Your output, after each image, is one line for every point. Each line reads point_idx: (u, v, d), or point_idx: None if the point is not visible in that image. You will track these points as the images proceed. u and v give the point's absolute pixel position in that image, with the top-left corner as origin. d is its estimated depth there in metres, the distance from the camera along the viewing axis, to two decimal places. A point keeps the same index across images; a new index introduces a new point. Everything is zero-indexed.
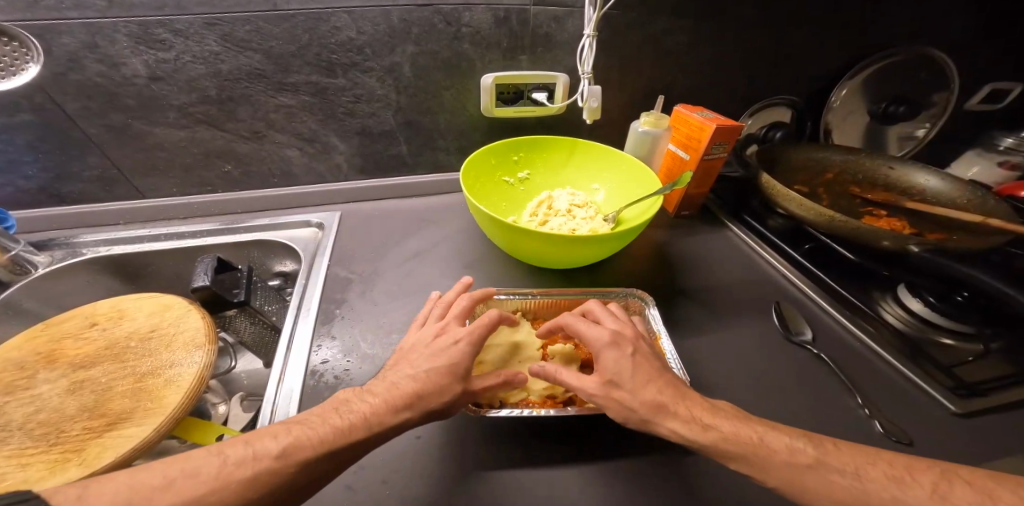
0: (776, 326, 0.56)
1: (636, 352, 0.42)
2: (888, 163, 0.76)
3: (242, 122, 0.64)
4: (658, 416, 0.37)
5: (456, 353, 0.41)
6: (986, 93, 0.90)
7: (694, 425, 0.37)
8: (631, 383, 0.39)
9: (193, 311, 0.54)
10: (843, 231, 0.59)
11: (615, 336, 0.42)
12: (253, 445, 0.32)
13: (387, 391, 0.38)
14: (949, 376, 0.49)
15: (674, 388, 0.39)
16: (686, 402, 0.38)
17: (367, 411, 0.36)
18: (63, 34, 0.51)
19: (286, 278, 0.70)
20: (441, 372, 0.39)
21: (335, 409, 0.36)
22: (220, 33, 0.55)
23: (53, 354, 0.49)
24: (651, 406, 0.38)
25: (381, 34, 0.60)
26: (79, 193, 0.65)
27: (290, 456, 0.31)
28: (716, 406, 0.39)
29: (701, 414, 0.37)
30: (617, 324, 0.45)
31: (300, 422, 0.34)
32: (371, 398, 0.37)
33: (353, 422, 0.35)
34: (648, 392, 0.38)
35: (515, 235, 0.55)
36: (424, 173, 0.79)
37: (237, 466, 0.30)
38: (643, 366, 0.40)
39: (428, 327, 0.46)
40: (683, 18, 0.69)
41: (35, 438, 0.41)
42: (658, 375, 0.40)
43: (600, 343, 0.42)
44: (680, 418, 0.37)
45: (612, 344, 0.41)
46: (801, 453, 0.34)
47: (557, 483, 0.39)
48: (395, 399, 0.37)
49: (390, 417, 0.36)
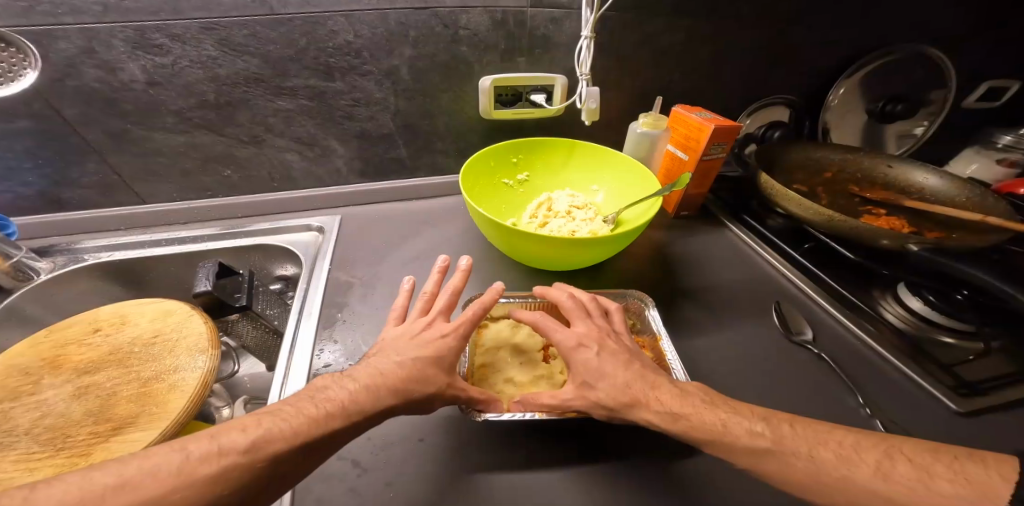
0: (777, 326, 0.56)
1: (603, 350, 0.42)
2: (888, 161, 0.76)
3: (241, 127, 0.64)
4: (630, 410, 0.38)
5: (448, 344, 0.42)
6: (985, 90, 0.90)
7: (666, 414, 0.37)
8: (601, 381, 0.39)
9: (196, 316, 0.54)
10: (844, 230, 0.60)
11: (579, 338, 0.42)
12: (218, 440, 0.30)
13: (369, 377, 0.37)
14: (949, 374, 0.50)
15: (642, 377, 0.40)
16: (655, 391, 0.39)
17: (346, 398, 0.35)
18: (59, 39, 0.51)
19: (287, 282, 0.70)
20: (424, 362, 0.39)
21: (310, 397, 0.35)
22: (217, 37, 0.55)
23: (57, 360, 0.50)
24: (624, 401, 0.38)
25: (378, 37, 0.60)
26: (79, 199, 0.66)
27: (258, 450, 0.30)
28: (685, 390, 0.39)
29: (671, 402, 0.38)
30: (584, 323, 0.45)
31: (270, 414, 0.33)
32: (350, 384, 0.37)
33: (327, 411, 0.34)
34: (618, 388, 0.39)
35: (515, 238, 0.55)
36: (424, 175, 0.79)
37: (201, 462, 0.28)
38: (609, 362, 0.41)
39: (409, 323, 0.45)
40: (681, 18, 0.69)
41: (42, 443, 0.42)
42: (626, 367, 0.40)
43: (564, 344, 0.42)
44: (652, 409, 0.38)
45: (575, 347, 0.42)
46: (761, 437, 0.34)
47: (558, 484, 0.40)
48: (377, 385, 0.37)
49: (371, 404, 0.36)
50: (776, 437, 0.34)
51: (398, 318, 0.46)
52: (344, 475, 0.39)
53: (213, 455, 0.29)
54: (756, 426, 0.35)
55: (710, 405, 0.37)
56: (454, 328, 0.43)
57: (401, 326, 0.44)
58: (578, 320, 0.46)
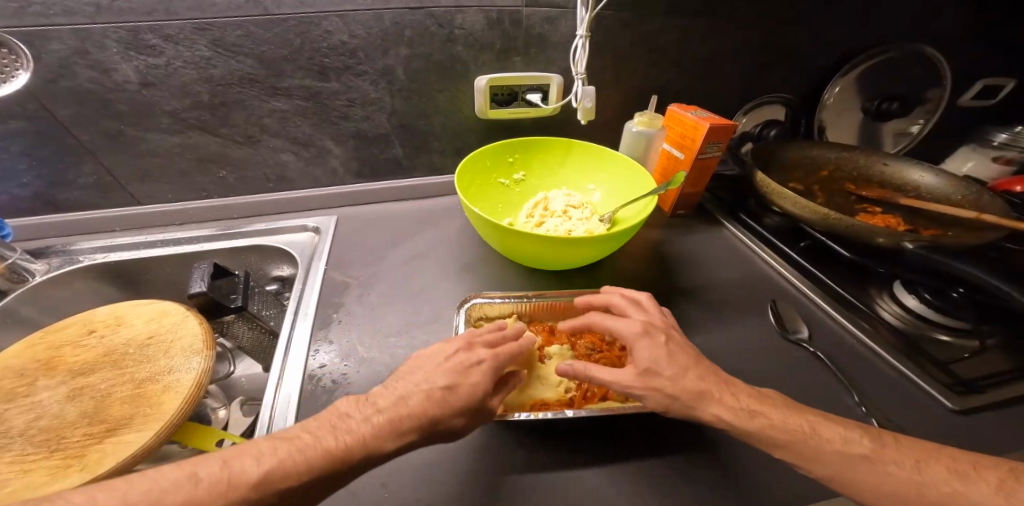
0: (774, 324, 0.56)
1: (669, 339, 0.42)
2: (883, 159, 0.76)
3: (236, 127, 0.64)
4: (700, 402, 0.37)
5: (482, 375, 0.39)
6: (980, 88, 0.90)
7: (742, 411, 0.37)
8: (669, 370, 0.39)
9: (191, 316, 0.54)
10: (838, 228, 0.60)
11: (646, 326, 0.42)
12: (230, 467, 0.30)
13: (394, 407, 0.36)
14: (945, 372, 0.50)
15: (714, 375, 0.39)
16: (731, 388, 0.38)
17: (368, 433, 0.34)
18: (53, 40, 0.51)
19: (284, 282, 0.70)
20: (458, 395, 0.37)
21: (330, 426, 0.34)
22: (212, 38, 0.55)
23: (52, 362, 0.50)
24: (695, 392, 0.38)
25: (373, 37, 0.60)
26: (74, 200, 0.66)
27: (269, 484, 0.29)
28: (761, 393, 0.39)
29: (749, 401, 0.37)
30: (647, 315, 0.45)
31: (288, 441, 0.32)
32: (374, 415, 0.35)
33: (345, 444, 0.33)
34: (688, 380, 0.38)
35: (511, 237, 0.55)
36: (420, 175, 0.79)
37: (208, 491, 0.28)
38: (678, 353, 0.40)
39: (449, 340, 0.43)
40: (676, 17, 0.69)
41: (36, 445, 0.42)
42: (695, 362, 0.40)
43: (630, 333, 0.42)
44: (726, 404, 0.37)
45: (643, 335, 0.41)
46: (856, 444, 0.34)
47: (554, 484, 0.39)
48: (400, 418, 0.35)
49: (393, 440, 0.34)
50: (875, 446, 0.34)
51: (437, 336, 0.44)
52: None
53: (244, 482, 0.29)
54: (850, 433, 0.35)
55: (792, 409, 0.37)
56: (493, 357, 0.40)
57: (443, 345, 0.42)
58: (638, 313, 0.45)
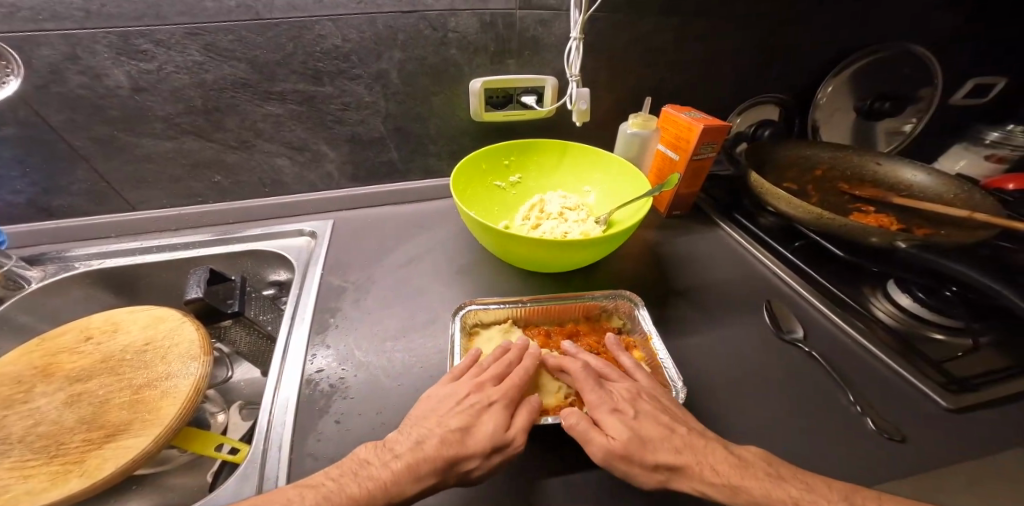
0: (769, 325, 0.57)
1: (639, 412, 0.40)
2: (876, 159, 0.76)
3: (230, 132, 0.64)
4: (676, 475, 0.36)
5: (494, 416, 0.39)
6: (972, 87, 0.91)
7: (722, 486, 0.35)
8: (647, 445, 0.37)
9: (188, 322, 0.54)
10: (831, 228, 0.61)
11: (614, 402, 0.41)
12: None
13: (411, 452, 0.36)
14: (938, 371, 0.50)
15: (689, 442, 0.38)
16: (709, 459, 0.36)
17: (388, 477, 0.34)
18: (42, 46, 0.51)
19: (281, 287, 0.70)
20: (471, 438, 0.37)
21: (353, 473, 0.35)
22: (203, 42, 0.55)
23: (50, 368, 0.50)
24: (674, 466, 0.36)
25: (366, 41, 0.60)
26: (69, 206, 0.65)
27: None
28: (742, 459, 0.37)
29: (729, 474, 0.35)
30: (620, 385, 0.44)
31: (314, 488, 0.33)
32: (393, 461, 0.36)
33: (368, 491, 0.33)
34: (664, 453, 0.37)
35: (506, 241, 0.55)
36: (416, 178, 0.79)
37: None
38: (649, 425, 0.39)
39: (460, 383, 0.43)
40: (670, 17, 0.69)
41: (36, 451, 0.42)
42: (671, 431, 0.39)
43: (600, 407, 0.41)
44: (705, 479, 0.35)
45: (610, 411, 0.40)
46: None
47: (556, 487, 0.39)
48: (418, 462, 0.35)
49: (413, 485, 0.35)
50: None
51: (451, 376, 0.44)
52: None
53: None
54: None
55: (775, 480, 0.35)
56: (500, 398, 0.41)
57: (454, 387, 0.43)
58: (611, 380, 0.45)
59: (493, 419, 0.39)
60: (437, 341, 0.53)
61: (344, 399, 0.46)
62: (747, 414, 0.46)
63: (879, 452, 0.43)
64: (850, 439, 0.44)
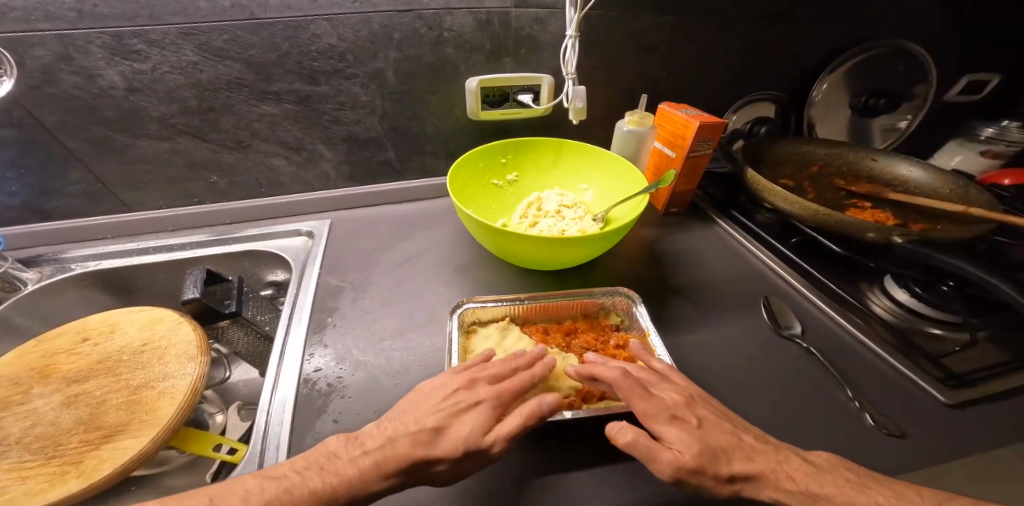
0: (766, 321, 0.57)
1: (701, 420, 0.38)
2: (873, 155, 0.77)
3: (226, 132, 0.64)
4: (755, 486, 0.35)
5: (476, 416, 0.38)
6: (966, 83, 0.91)
7: (801, 494, 0.34)
8: (720, 456, 0.36)
9: (185, 322, 0.54)
10: (829, 224, 0.61)
11: (671, 410, 0.38)
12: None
13: (380, 448, 0.36)
14: (936, 366, 0.50)
15: (761, 449, 0.37)
16: (786, 466, 0.36)
17: (354, 473, 0.34)
18: (35, 46, 0.51)
19: (278, 287, 0.70)
20: (440, 440, 0.36)
21: (319, 467, 0.35)
22: (197, 42, 0.55)
23: (46, 370, 0.50)
24: (751, 474, 0.35)
25: (362, 40, 0.60)
26: (64, 208, 0.65)
27: None
28: (819, 466, 0.36)
29: (807, 481, 0.35)
30: (667, 391, 0.41)
31: (276, 480, 0.33)
32: (360, 455, 0.35)
33: (332, 486, 0.33)
34: (739, 463, 0.36)
35: (503, 239, 0.55)
36: (412, 177, 0.78)
37: None
38: (714, 433, 0.37)
39: (455, 376, 0.43)
40: (665, 15, 0.69)
41: (33, 452, 0.42)
42: (734, 436, 0.38)
43: (657, 417, 0.38)
44: (781, 487, 0.35)
45: (671, 419, 0.38)
46: None
47: (557, 484, 0.39)
48: (387, 460, 0.35)
49: (377, 480, 0.34)
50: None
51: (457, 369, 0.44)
52: None
53: None
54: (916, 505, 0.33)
55: (857, 485, 0.34)
56: (487, 397, 0.40)
57: (448, 379, 0.43)
58: (656, 384, 0.42)
59: (478, 416, 0.38)
60: (434, 339, 0.53)
61: (341, 398, 0.46)
62: (745, 409, 0.46)
63: (876, 445, 0.43)
64: (847, 434, 0.44)
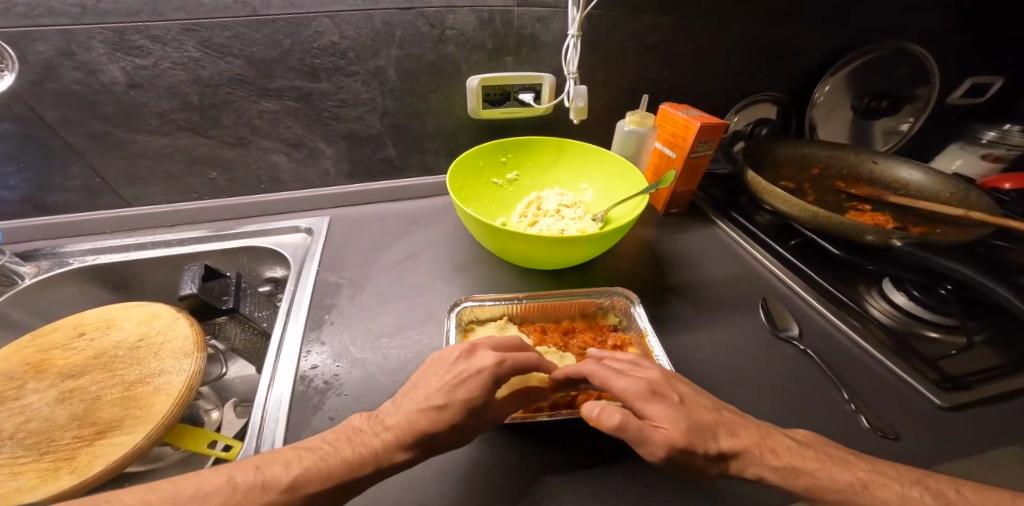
0: (764, 322, 0.57)
1: (683, 398, 0.37)
2: (873, 158, 0.76)
3: (226, 128, 0.64)
4: (742, 463, 0.34)
5: (478, 385, 0.37)
6: (968, 86, 0.91)
7: (784, 470, 0.34)
8: (711, 432, 0.35)
9: (182, 318, 0.54)
10: (828, 226, 0.60)
11: (651, 386, 0.37)
12: (264, 472, 0.32)
13: (399, 423, 0.36)
14: (933, 369, 0.50)
15: (749, 427, 0.36)
16: (768, 442, 0.35)
17: (377, 445, 0.34)
18: (37, 41, 0.51)
19: (276, 284, 0.70)
20: (451, 411, 0.36)
21: (347, 440, 0.35)
22: (199, 39, 0.55)
23: (41, 365, 0.49)
24: (737, 449, 0.35)
25: (364, 38, 0.60)
26: (63, 202, 0.65)
27: (298, 488, 0.31)
28: (800, 441, 0.36)
29: (791, 457, 0.34)
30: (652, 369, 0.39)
31: (310, 450, 0.34)
32: (382, 430, 0.35)
33: (360, 457, 0.33)
34: (727, 440, 0.35)
35: (502, 237, 0.55)
36: (412, 176, 0.78)
37: (247, 495, 0.30)
38: (698, 411, 0.36)
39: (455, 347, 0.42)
40: (667, 16, 0.69)
41: (26, 448, 0.41)
42: (718, 414, 0.37)
43: (639, 395, 0.36)
44: (767, 465, 0.34)
45: (652, 396, 0.36)
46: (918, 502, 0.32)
47: (550, 483, 0.39)
48: (405, 435, 0.35)
49: (396, 453, 0.34)
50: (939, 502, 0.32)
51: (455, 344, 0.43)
52: None
53: (276, 486, 0.30)
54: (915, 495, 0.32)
55: (841, 462, 0.34)
56: (489, 362, 0.38)
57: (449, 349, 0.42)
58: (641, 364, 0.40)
59: (477, 389, 0.37)
60: (433, 338, 0.53)
61: (337, 396, 0.45)
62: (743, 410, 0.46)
63: (874, 448, 0.43)
64: (844, 436, 0.44)
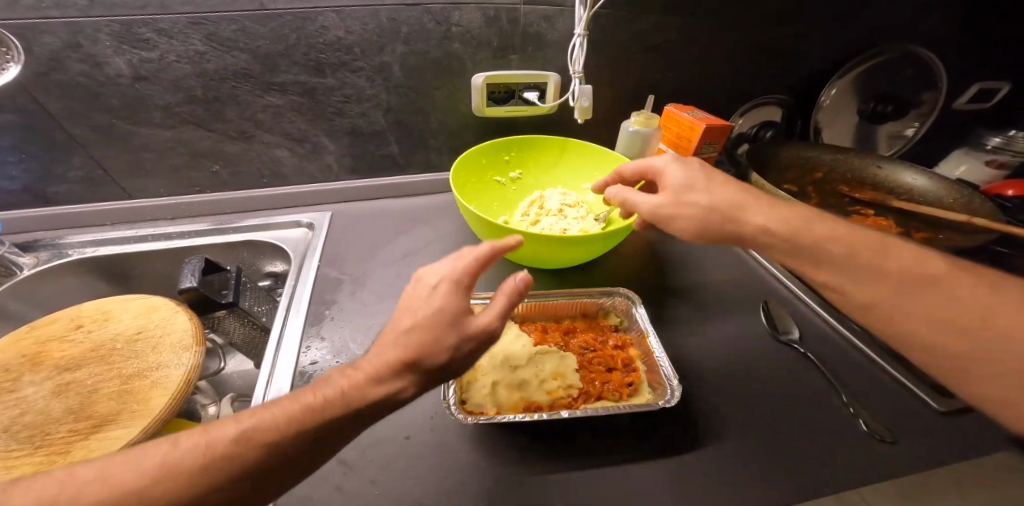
0: (765, 326, 0.56)
1: (726, 180, 0.44)
2: (877, 162, 0.76)
3: (230, 122, 0.64)
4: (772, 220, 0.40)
5: (442, 298, 0.33)
6: (975, 91, 0.91)
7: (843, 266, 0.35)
8: (744, 204, 0.42)
9: (181, 311, 0.53)
10: None
11: (691, 181, 0.44)
12: (209, 433, 0.28)
13: (370, 361, 0.32)
14: (932, 373, 0.50)
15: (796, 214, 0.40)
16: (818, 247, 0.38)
17: (345, 384, 0.30)
18: (44, 33, 0.51)
19: (276, 278, 0.69)
20: (419, 330, 0.31)
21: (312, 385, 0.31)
22: (206, 32, 0.55)
23: (38, 357, 0.49)
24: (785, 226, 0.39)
25: (370, 33, 0.60)
26: (64, 193, 0.65)
27: (251, 440, 0.27)
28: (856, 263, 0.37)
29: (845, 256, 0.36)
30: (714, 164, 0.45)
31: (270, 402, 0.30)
32: (352, 371, 0.31)
33: (325, 399, 0.29)
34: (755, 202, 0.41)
35: (505, 235, 0.55)
36: (415, 173, 0.78)
37: (188, 455, 0.26)
38: (733, 185, 0.43)
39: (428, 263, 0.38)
40: (673, 17, 0.69)
41: (20, 442, 0.41)
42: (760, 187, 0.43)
43: (681, 188, 0.44)
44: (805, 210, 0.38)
45: (695, 189, 0.43)
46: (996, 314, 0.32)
47: (547, 482, 0.39)
48: (376, 372, 0.31)
49: (372, 390, 0.30)
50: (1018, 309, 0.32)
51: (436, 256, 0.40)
52: (327, 474, 0.38)
53: (225, 440, 0.27)
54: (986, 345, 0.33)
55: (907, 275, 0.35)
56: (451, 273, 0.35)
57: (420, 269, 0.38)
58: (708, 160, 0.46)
59: (446, 294, 0.33)
60: None
61: None
62: (743, 411, 0.46)
63: (874, 451, 0.43)
64: (844, 439, 0.44)
